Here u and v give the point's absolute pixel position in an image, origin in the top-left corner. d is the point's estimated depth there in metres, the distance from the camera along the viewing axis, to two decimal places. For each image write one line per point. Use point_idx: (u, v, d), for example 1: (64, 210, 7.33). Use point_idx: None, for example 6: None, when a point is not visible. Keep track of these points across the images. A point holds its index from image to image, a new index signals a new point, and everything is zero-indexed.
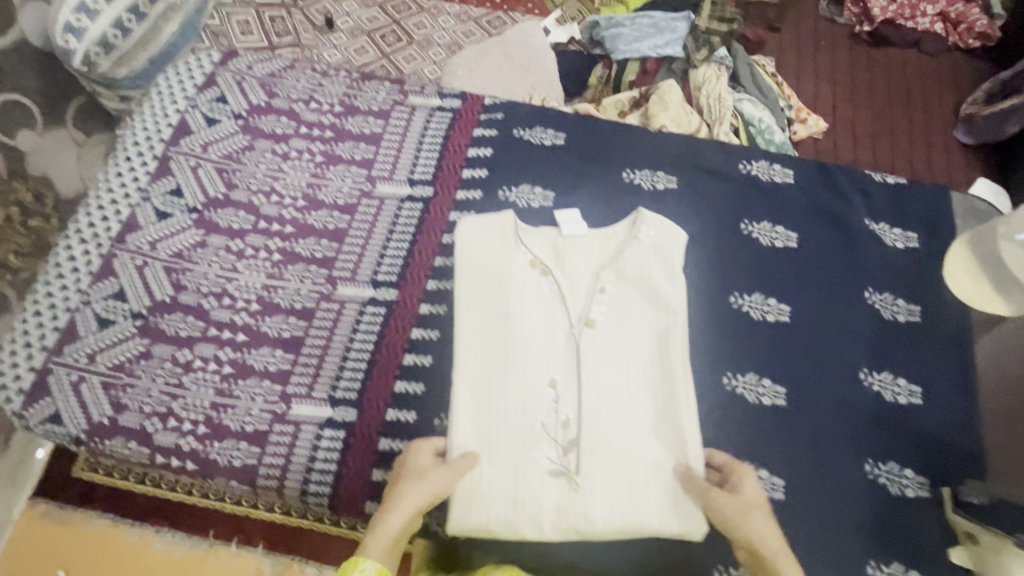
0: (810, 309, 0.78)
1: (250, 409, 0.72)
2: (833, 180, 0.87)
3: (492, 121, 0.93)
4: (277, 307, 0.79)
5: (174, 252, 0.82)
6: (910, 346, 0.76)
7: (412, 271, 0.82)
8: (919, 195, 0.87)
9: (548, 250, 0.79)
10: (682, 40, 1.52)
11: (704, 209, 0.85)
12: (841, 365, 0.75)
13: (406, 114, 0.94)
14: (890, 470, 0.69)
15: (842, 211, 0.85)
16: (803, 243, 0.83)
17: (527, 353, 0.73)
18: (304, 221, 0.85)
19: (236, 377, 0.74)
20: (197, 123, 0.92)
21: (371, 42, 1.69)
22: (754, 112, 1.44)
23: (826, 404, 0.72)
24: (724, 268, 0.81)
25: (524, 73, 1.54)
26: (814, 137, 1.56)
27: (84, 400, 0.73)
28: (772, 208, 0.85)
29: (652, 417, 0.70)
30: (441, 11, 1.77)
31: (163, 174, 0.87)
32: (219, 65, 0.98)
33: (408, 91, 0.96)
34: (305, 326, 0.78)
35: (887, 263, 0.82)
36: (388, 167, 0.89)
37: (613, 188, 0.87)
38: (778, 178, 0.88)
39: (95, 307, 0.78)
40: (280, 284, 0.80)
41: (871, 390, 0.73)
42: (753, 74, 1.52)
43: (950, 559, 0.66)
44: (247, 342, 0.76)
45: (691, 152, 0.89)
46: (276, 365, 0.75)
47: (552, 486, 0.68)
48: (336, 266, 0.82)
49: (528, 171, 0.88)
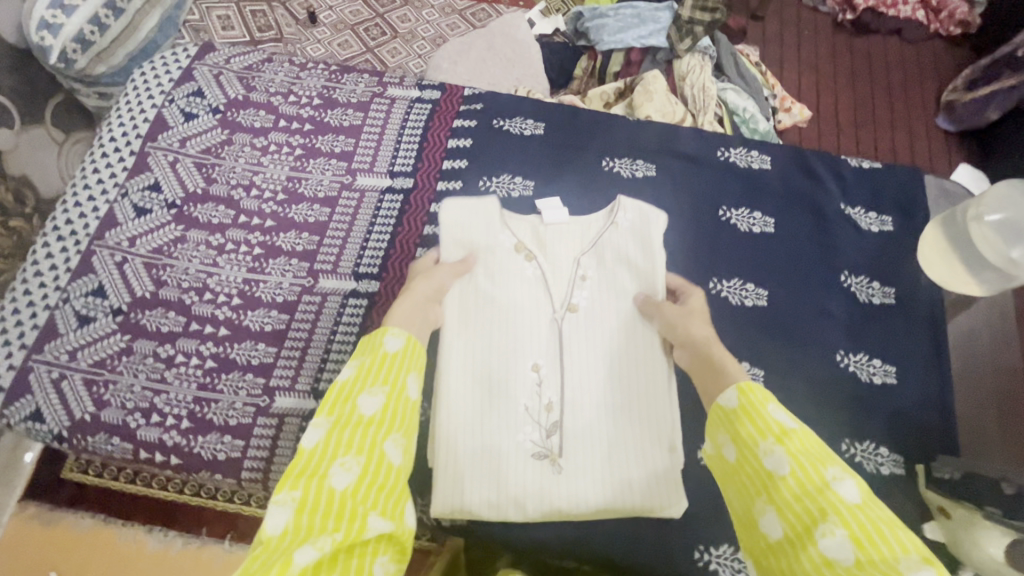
0: (788, 293, 0.79)
1: (233, 403, 0.72)
2: (809, 166, 0.89)
3: (471, 112, 0.93)
4: (259, 301, 0.79)
5: (154, 248, 0.81)
6: (886, 327, 0.78)
7: (393, 263, 0.82)
8: (893, 180, 0.88)
9: (531, 238, 0.80)
10: (665, 30, 1.52)
11: (683, 196, 0.85)
12: (818, 347, 0.76)
13: (385, 106, 0.94)
14: (866, 448, 0.71)
15: (816, 195, 0.86)
16: (780, 228, 0.84)
17: (511, 338, 0.74)
18: (284, 214, 0.85)
19: (219, 372, 0.74)
20: (175, 117, 0.91)
21: (355, 36, 1.68)
22: (739, 101, 1.45)
23: (802, 385, 0.74)
24: (702, 254, 0.82)
25: (508, 65, 1.54)
26: (797, 125, 1.57)
27: (65, 398, 0.72)
28: (750, 194, 0.86)
29: (632, 400, 0.73)
30: (425, 4, 1.76)
31: (142, 170, 0.87)
32: (196, 59, 0.97)
33: (387, 83, 0.96)
34: (287, 319, 0.78)
35: (862, 247, 0.83)
36: (368, 159, 0.89)
37: (592, 176, 0.87)
38: (756, 164, 0.89)
39: (74, 304, 0.77)
40: (261, 277, 0.80)
41: (847, 371, 0.75)
42: (736, 63, 1.52)
43: (925, 534, 0.67)
44: (228, 336, 0.76)
45: (669, 140, 0.90)
46: (258, 359, 0.75)
47: (535, 467, 0.70)
48: (317, 259, 0.82)
49: (509, 161, 0.89)
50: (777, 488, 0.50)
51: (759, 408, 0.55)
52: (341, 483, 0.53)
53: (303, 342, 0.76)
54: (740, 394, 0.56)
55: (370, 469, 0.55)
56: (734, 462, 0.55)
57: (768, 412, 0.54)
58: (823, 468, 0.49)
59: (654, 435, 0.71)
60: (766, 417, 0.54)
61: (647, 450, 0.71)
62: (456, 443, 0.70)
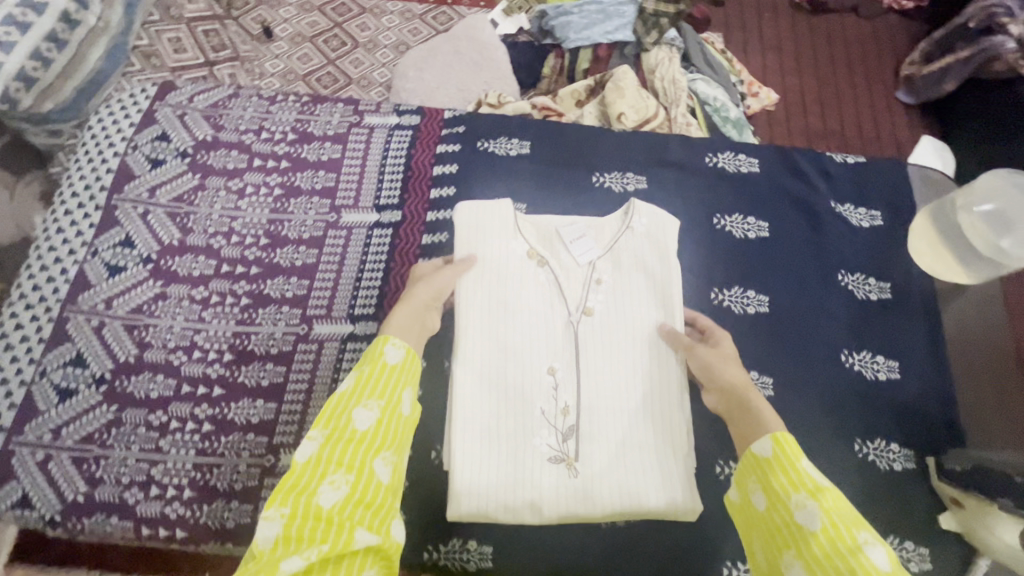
0: (788, 296, 0.80)
1: (237, 465, 0.70)
2: (794, 165, 0.90)
3: (454, 136, 0.91)
4: (252, 355, 0.76)
5: (133, 309, 0.79)
6: (884, 322, 0.79)
7: (389, 300, 0.80)
8: (876, 173, 0.90)
9: (544, 241, 0.79)
10: (631, 24, 1.51)
11: (677, 206, 0.86)
12: (822, 349, 0.77)
13: (364, 136, 0.92)
14: (877, 447, 0.72)
15: (805, 195, 0.87)
16: (774, 232, 0.84)
17: (526, 341, 0.74)
18: (269, 260, 0.82)
19: (217, 434, 0.72)
20: (141, 166, 0.88)
21: (314, 48, 1.62)
22: (709, 91, 1.45)
23: (811, 388, 0.75)
24: (701, 264, 0.82)
25: (475, 68, 1.51)
26: (766, 109, 1.58)
27: (55, 479, 0.69)
28: (741, 200, 0.87)
29: (647, 401, 0.72)
30: (384, 10, 1.71)
31: (110, 226, 0.84)
32: (157, 100, 0.93)
33: (363, 111, 0.94)
34: (284, 371, 0.75)
35: (854, 244, 0.84)
36: (352, 194, 0.87)
37: (584, 194, 0.86)
38: (745, 167, 0.90)
39: (53, 378, 0.74)
40: (252, 329, 0.78)
41: (852, 370, 0.76)
42: (704, 54, 1.53)
43: (941, 525, 0.69)
44: (223, 396, 0.74)
45: (656, 150, 0.90)
46: (258, 417, 0.73)
47: (552, 472, 0.69)
48: (309, 304, 0.79)
49: (496, 186, 0.87)
50: (806, 540, 0.51)
51: (792, 459, 0.56)
52: (328, 500, 0.53)
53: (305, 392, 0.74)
54: (774, 444, 0.58)
55: (356, 488, 0.55)
56: (764, 509, 0.56)
57: (801, 465, 0.56)
58: (856, 530, 0.49)
59: (668, 437, 0.71)
60: (796, 468, 0.55)
61: (662, 451, 0.71)
62: (473, 450, 0.69)
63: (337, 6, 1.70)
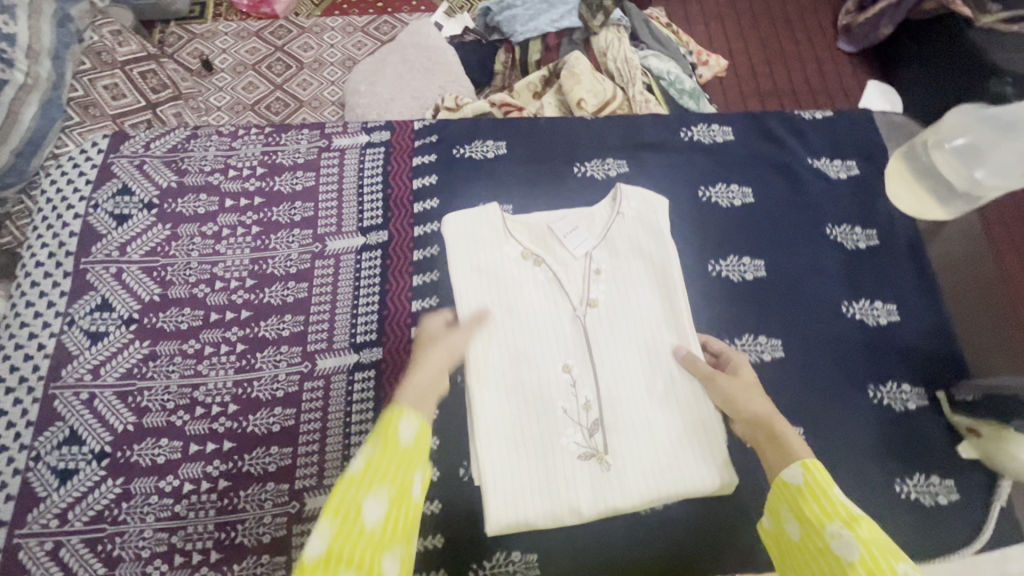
0: (782, 257, 0.82)
1: (261, 518, 0.68)
2: (766, 128, 0.91)
3: (427, 147, 0.90)
4: (258, 402, 0.74)
5: (122, 374, 0.75)
6: (877, 268, 0.82)
7: (390, 323, 0.78)
8: (844, 125, 0.92)
9: (537, 239, 0.79)
10: (575, 10, 1.50)
11: (662, 184, 0.86)
12: (823, 303, 0.79)
13: (336, 160, 0.89)
14: (890, 389, 0.75)
15: (780, 157, 0.89)
16: (759, 196, 0.86)
17: (535, 343, 0.73)
18: (259, 301, 0.79)
19: (235, 489, 0.69)
20: (106, 224, 0.84)
21: (259, 75, 1.58)
22: (661, 65, 1.46)
23: (818, 342, 0.77)
24: (696, 239, 0.83)
25: (427, 73, 1.49)
26: (717, 76, 1.61)
27: (68, 565, 0.66)
28: (722, 170, 0.88)
29: (665, 385, 0.72)
30: (324, 27, 1.67)
31: (83, 292, 0.80)
32: (110, 152, 0.89)
33: (331, 134, 0.91)
34: (295, 413, 0.73)
35: (836, 196, 0.87)
36: (334, 221, 0.85)
37: (569, 186, 0.86)
38: (720, 137, 0.91)
39: (49, 460, 0.71)
40: (253, 375, 0.75)
41: (855, 319, 0.78)
42: (651, 29, 1.54)
43: (961, 456, 0.72)
44: (235, 449, 0.71)
45: (632, 131, 0.91)
46: (275, 464, 0.71)
47: (584, 469, 0.68)
48: (309, 340, 0.77)
49: (478, 191, 0.86)
50: (844, 572, 0.51)
51: (824, 486, 0.57)
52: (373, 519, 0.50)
53: (321, 430, 0.72)
54: (805, 471, 0.58)
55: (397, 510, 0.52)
56: (800, 540, 0.57)
57: (833, 493, 0.56)
58: (893, 559, 0.49)
59: (692, 418, 0.71)
60: (829, 495, 0.56)
61: (688, 432, 0.70)
62: (502, 460, 0.68)
63: (275, 29, 1.65)
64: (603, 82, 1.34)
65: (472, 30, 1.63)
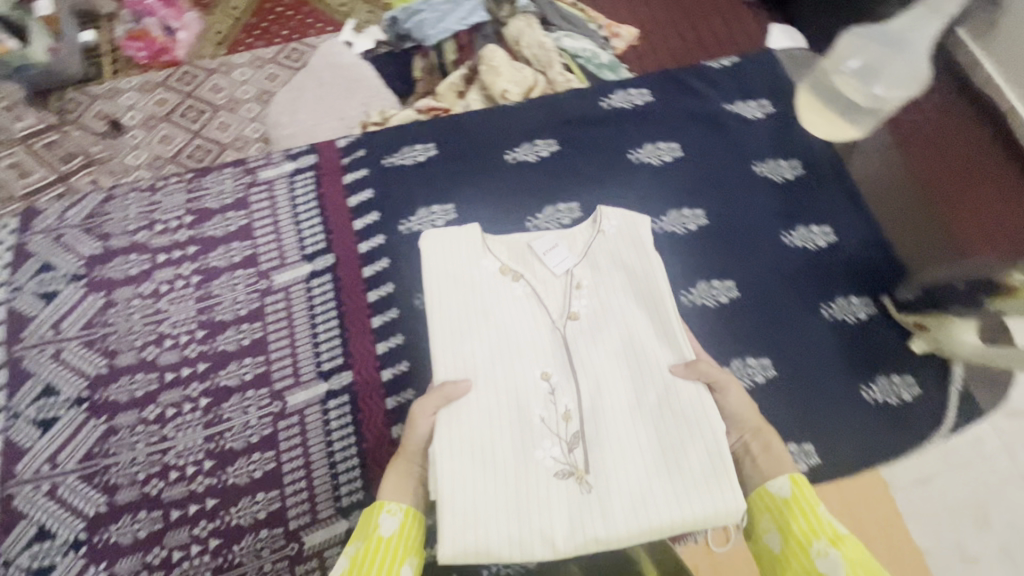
0: (720, 203, 0.88)
1: (260, 564, 0.72)
2: (682, 83, 0.98)
3: (356, 165, 0.94)
4: (234, 452, 0.77)
5: (85, 456, 0.78)
6: (803, 194, 0.89)
7: (355, 345, 0.82)
8: (751, 69, 0.99)
9: (514, 256, 0.82)
10: (481, 5, 1.51)
11: (592, 159, 0.93)
12: (765, 237, 0.86)
13: (263, 194, 0.93)
14: (839, 304, 0.82)
15: (699, 108, 0.96)
16: (685, 147, 0.92)
17: (513, 352, 0.75)
18: (213, 350, 0.83)
19: (228, 536, 0.73)
20: (34, 307, 0.86)
21: (172, 126, 1.52)
22: (576, 44, 1.49)
23: (768, 272, 0.84)
24: (639, 201, 0.89)
25: (345, 93, 1.47)
26: (632, 45, 1.64)
27: None
28: (648, 129, 0.94)
29: (657, 402, 0.72)
30: (232, 65, 1.63)
31: (22, 381, 0.82)
32: (24, 232, 0.91)
33: (254, 167, 0.95)
34: (274, 456, 0.77)
35: (756, 134, 0.94)
36: (276, 255, 0.89)
37: (510, 175, 0.92)
38: (639, 98, 0.97)
39: (22, 562, 0.73)
40: (222, 426, 0.79)
41: (796, 246, 0.86)
42: (558, 11, 1.55)
43: (917, 352, 0.80)
44: (220, 505, 0.75)
45: (554, 109, 0.96)
46: (263, 511, 0.75)
47: (561, 489, 0.67)
48: (274, 379, 0.81)
49: (416, 196, 0.90)
50: None
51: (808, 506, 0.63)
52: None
53: (310, 459, 0.77)
54: (795, 487, 0.65)
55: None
56: (779, 550, 0.63)
57: (819, 512, 0.62)
58: None
59: (692, 443, 0.68)
60: (807, 506, 0.63)
61: (687, 456, 0.68)
62: (471, 476, 0.68)
63: (180, 76, 1.60)
64: (522, 70, 1.37)
65: (384, 42, 1.61)
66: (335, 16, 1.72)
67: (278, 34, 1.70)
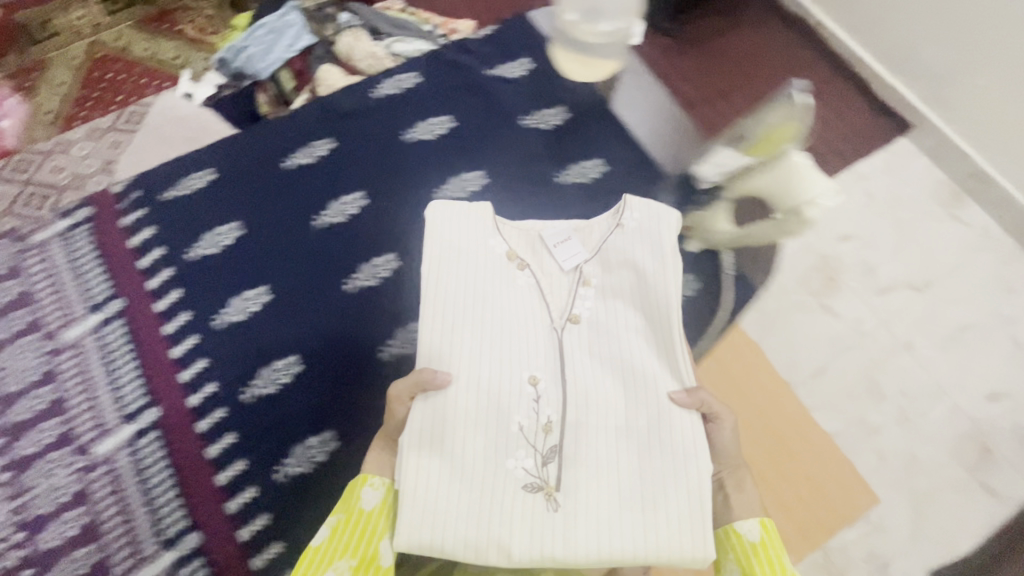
0: (499, 157, 1.31)
1: (73, 560, 1.06)
2: (446, 60, 1.41)
3: (136, 217, 1.28)
4: (44, 507, 1.09)
5: None
6: (557, 141, 1.34)
7: (152, 370, 1.17)
8: (518, 43, 1.44)
9: (530, 241, 1.05)
10: (308, 30, 1.52)
11: (383, 152, 1.31)
12: (542, 175, 1.31)
13: (42, 250, 1.26)
14: (571, 170, 1.31)
15: (468, 80, 1.39)
16: (456, 120, 1.34)
17: (506, 349, 0.94)
18: (13, 418, 1.14)
19: (44, 535, 1.07)
20: None
21: (17, 217, 1.47)
22: (409, 47, 1.50)
23: (545, 192, 1.29)
24: (430, 169, 1.30)
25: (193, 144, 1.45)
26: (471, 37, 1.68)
27: None
28: (423, 110, 1.35)
29: (643, 429, 0.90)
30: (69, 141, 1.57)
31: None
32: None
33: (25, 234, 1.27)
34: (86, 479, 1.11)
35: (503, 103, 1.37)
36: (63, 314, 1.21)
37: (320, 167, 1.30)
38: (403, 83, 1.38)
39: None
40: (32, 465, 1.12)
41: (566, 179, 1.30)
42: (386, 19, 1.57)
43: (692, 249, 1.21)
44: (33, 543, 1.07)
45: (329, 110, 1.35)
46: (77, 529, 1.08)
47: (523, 497, 0.85)
48: (76, 429, 1.14)
49: (203, 226, 1.26)
50: None
51: (774, 555, 0.82)
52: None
53: (122, 499, 1.09)
54: (760, 529, 0.85)
55: (357, 563, 0.84)
56: None
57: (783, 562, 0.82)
58: None
59: (669, 481, 0.86)
60: (751, 540, 0.85)
61: (661, 486, 0.86)
62: (439, 475, 0.87)
63: (15, 165, 1.53)
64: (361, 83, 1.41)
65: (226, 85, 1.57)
66: (169, 69, 1.69)
67: (113, 99, 1.65)
